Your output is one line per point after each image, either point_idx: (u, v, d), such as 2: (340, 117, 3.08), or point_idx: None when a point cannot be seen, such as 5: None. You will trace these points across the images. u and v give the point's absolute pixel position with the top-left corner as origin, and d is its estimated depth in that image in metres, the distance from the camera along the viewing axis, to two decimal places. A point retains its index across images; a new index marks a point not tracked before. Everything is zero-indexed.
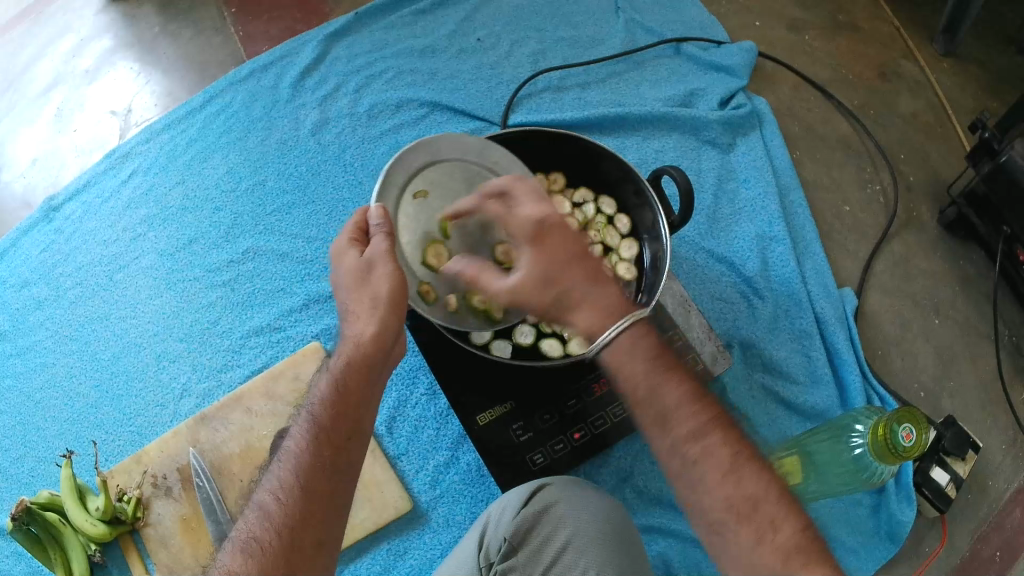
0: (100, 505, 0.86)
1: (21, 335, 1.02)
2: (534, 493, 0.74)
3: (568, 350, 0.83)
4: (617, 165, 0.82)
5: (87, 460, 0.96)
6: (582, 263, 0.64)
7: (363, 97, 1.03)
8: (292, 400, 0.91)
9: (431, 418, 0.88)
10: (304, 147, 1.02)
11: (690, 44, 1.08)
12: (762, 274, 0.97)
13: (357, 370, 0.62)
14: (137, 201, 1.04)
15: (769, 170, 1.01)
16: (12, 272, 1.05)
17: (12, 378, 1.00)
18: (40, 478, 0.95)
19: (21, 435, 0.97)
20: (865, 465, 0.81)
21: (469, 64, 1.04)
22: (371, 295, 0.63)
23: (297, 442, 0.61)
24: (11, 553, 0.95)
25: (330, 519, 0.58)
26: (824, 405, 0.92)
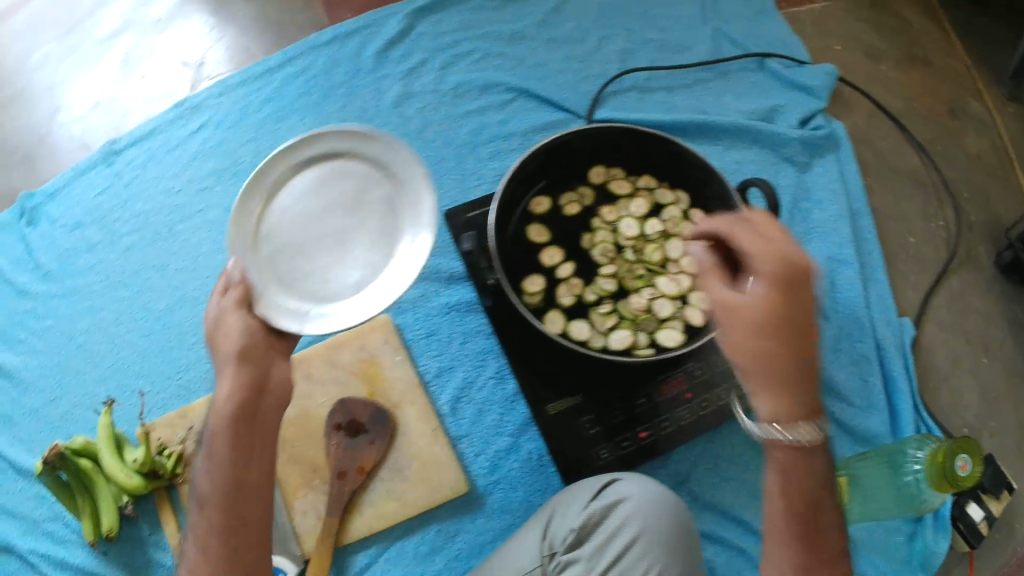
0: (138, 456, 0.87)
1: (70, 276, 1.05)
2: (601, 489, 0.78)
3: (656, 342, 0.83)
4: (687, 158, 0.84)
5: (128, 409, 0.97)
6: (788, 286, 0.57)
7: (449, 76, 0.99)
8: (356, 370, 0.88)
9: (497, 403, 0.87)
10: (386, 119, 0.97)
11: (774, 60, 1.06)
12: (828, 296, 0.99)
13: (229, 427, 0.60)
14: (204, 153, 1.02)
15: (842, 195, 1.02)
16: (65, 213, 1.08)
17: (55, 319, 1.04)
18: (72, 423, 1.00)
19: (59, 377, 1.02)
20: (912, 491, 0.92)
21: (557, 55, 1.01)
22: (231, 350, 0.61)
23: (196, 512, 0.61)
24: (33, 497, 1.04)
25: (252, 571, 0.59)
26: (876, 429, 0.96)
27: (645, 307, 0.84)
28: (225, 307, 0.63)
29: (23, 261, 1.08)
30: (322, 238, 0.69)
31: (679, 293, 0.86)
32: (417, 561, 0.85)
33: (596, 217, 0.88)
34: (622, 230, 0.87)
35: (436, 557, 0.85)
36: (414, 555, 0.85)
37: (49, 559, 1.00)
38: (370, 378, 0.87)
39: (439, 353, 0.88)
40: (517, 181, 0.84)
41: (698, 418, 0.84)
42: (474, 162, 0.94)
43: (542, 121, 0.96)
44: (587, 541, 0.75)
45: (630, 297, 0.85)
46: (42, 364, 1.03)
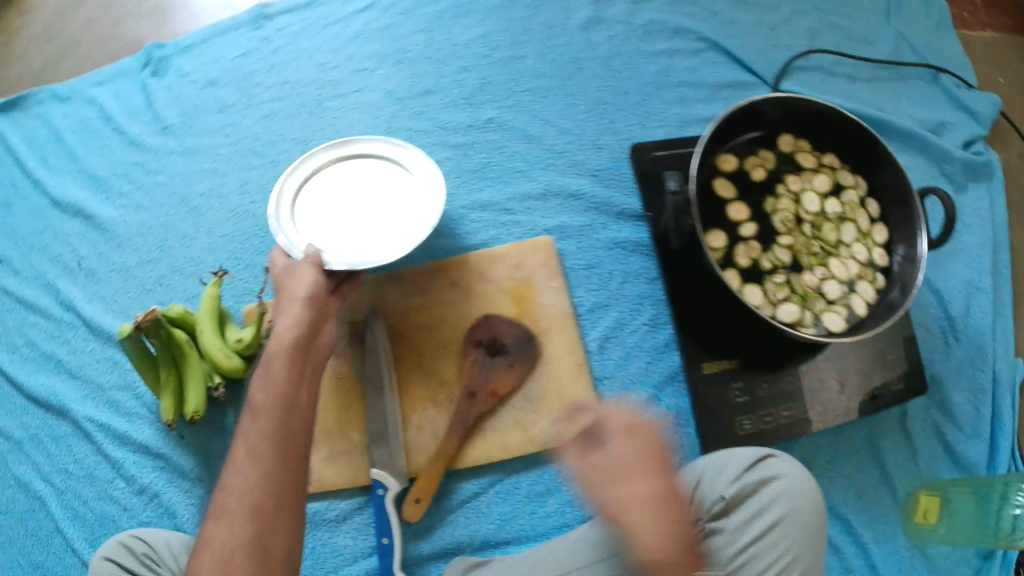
0: (247, 338, 0.86)
1: (192, 134, 0.98)
2: (756, 462, 0.76)
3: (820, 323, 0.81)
4: (881, 149, 0.82)
5: (237, 285, 0.92)
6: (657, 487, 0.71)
7: (640, 12, 0.95)
8: (506, 288, 0.85)
9: (645, 350, 0.84)
10: (571, 39, 0.93)
11: (948, 77, 1.05)
12: (963, 318, 0.99)
13: (286, 351, 0.66)
14: (367, 34, 0.96)
15: (990, 224, 1.02)
16: (197, 67, 1.01)
17: (168, 176, 0.98)
18: (168, 288, 0.95)
19: (161, 239, 0.96)
20: (988, 522, 0.93)
21: (749, 19, 0.98)
22: (296, 296, 0.70)
23: (245, 427, 0.63)
24: (105, 359, 0.96)
25: (294, 477, 0.62)
26: (977, 459, 0.96)
27: (815, 285, 0.83)
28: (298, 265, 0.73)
29: (140, 111, 1.01)
30: (343, 203, 0.82)
31: (848, 280, 0.83)
32: (529, 500, 0.83)
33: (780, 183, 0.86)
34: (804, 203, 0.86)
35: (550, 497, 0.83)
36: (528, 492, 0.83)
37: (110, 428, 0.93)
38: (518, 299, 0.85)
39: (597, 286, 0.86)
40: (721, 130, 0.82)
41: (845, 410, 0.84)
42: (657, 104, 0.91)
43: (730, 79, 0.93)
44: (732, 513, 0.75)
45: (801, 272, 0.84)
46: (144, 221, 0.97)
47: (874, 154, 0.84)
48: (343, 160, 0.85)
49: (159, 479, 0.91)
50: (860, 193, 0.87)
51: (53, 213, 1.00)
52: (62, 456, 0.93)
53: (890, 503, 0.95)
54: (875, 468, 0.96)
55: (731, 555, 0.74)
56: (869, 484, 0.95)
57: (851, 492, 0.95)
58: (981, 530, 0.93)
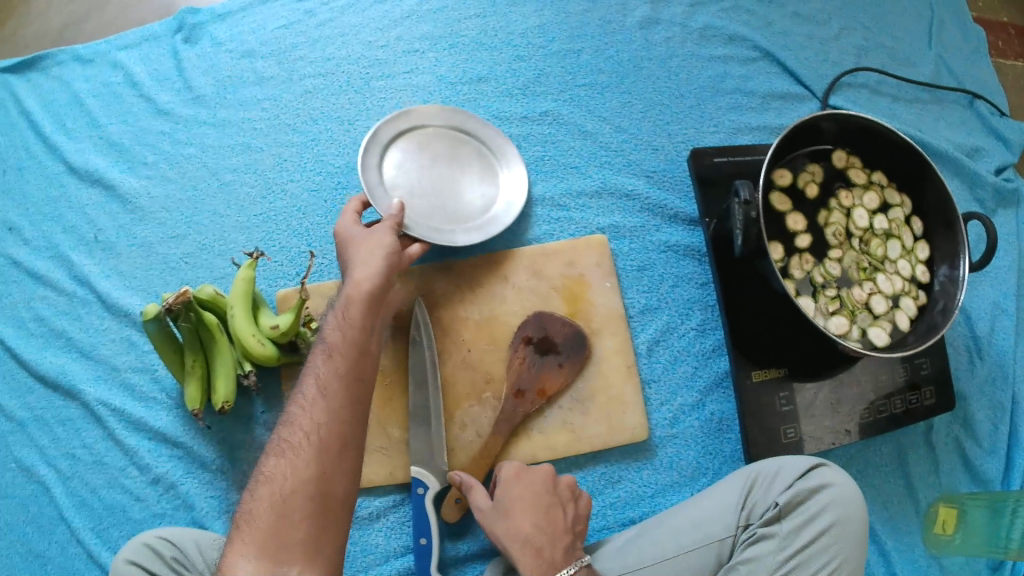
0: (284, 325, 0.80)
1: (225, 106, 0.93)
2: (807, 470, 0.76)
3: (866, 337, 0.82)
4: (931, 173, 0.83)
5: (270, 269, 0.87)
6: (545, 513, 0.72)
7: (698, 15, 0.95)
8: (557, 287, 0.82)
9: (693, 355, 0.83)
10: (629, 36, 0.92)
11: (982, 103, 1.08)
12: (988, 337, 1.01)
13: (363, 303, 0.66)
14: (420, 15, 0.93)
15: (1018, 249, 1.04)
16: (233, 37, 0.96)
17: (198, 148, 0.92)
18: (195, 267, 0.89)
19: (187, 214, 0.91)
20: (999, 531, 0.95)
21: (801, 31, 0.98)
22: (377, 250, 0.70)
23: (314, 369, 0.63)
24: (121, 339, 0.90)
25: (359, 425, 0.61)
26: (995, 475, 0.98)
27: (864, 300, 0.83)
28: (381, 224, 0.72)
29: (168, 78, 0.96)
30: (432, 179, 0.81)
31: (892, 295, 0.84)
32: None
33: (833, 197, 0.86)
34: (854, 217, 0.85)
35: (592, 500, 0.81)
36: None
37: (123, 413, 0.88)
38: (572, 298, 0.82)
39: (647, 289, 0.83)
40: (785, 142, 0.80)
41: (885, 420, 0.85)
42: (714, 109, 0.89)
43: (783, 90, 0.93)
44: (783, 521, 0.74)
45: (850, 287, 0.84)
46: (170, 194, 0.92)
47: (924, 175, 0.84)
48: (446, 128, 0.83)
49: (177, 469, 0.86)
50: (906, 211, 0.88)
51: (70, 180, 0.94)
52: (71, 440, 0.87)
53: (913, 515, 0.96)
54: (902, 482, 0.97)
55: (779, 561, 0.73)
56: (894, 495, 0.97)
57: (877, 503, 0.96)
58: (991, 539, 0.95)
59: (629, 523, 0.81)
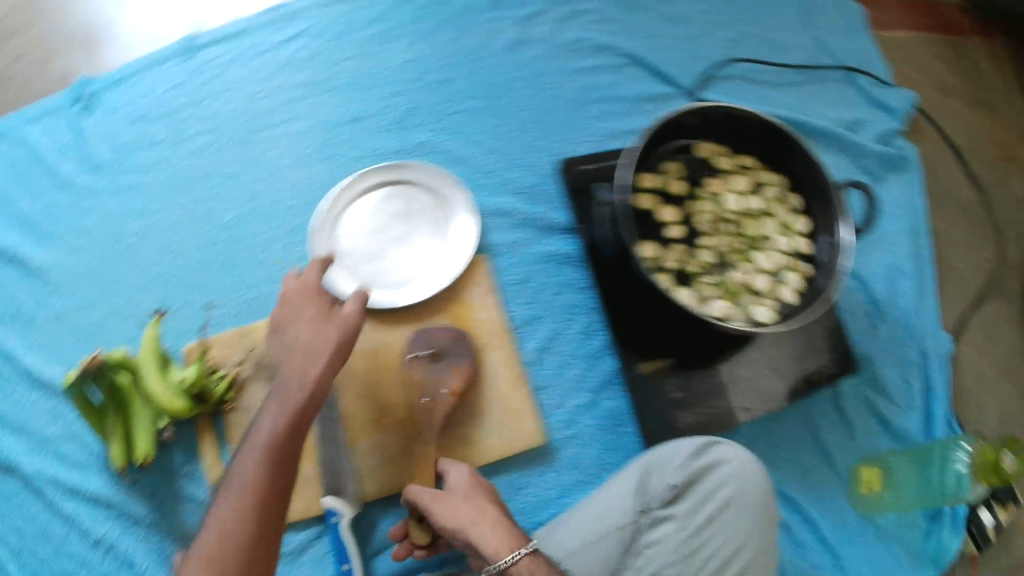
0: (186, 377, 0.83)
1: (122, 171, 0.96)
2: (702, 448, 0.77)
3: (751, 316, 0.85)
4: (800, 149, 0.84)
5: (176, 324, 0.91)
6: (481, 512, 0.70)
7: (566, 30, 0.97)
8: (443, 309, 0.86)
9: (581, 357, 0.87)
10: (499, 60, 0.94)
11: (864, 77, 1.10)
12: (888, 300, 1.04)
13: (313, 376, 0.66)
14: (295, 64, 0.96)
15: (909, 212, 1.07)
16: (128, 103, 0.98)
17: (100, 215, 0.95)
18: (109, 331, 0.92)
19: (96, 281, 0.93)
20: (932, 484, 0.98)
21: (671, 31, 1.01)
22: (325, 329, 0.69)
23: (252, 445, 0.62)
24: (48, 411, 0.92)
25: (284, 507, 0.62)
26: (914, 431, 1.00)
27: (744, 281, 0.87)
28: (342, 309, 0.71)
29: (71, 149, 0.98)
30: (383, 236, 0.88)
31: (773, 269, 0.88)
32: None
33: (700, 186, 0.89)
34: (725, 203, 0.89)
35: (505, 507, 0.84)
36: None
37: (57, 482, 0.90)
38: (457, 318, 0.86)
39: (529, 300, 0.87)
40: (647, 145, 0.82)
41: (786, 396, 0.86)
42: (581, 118, 0.93)
43: (650, 93, 0.96)
44: (682, 500, 0.76)
45: (728, 270, 0.88)
46: (79, 262, 0.94)
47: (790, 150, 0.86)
48: (399, 189, 0.89)
49: (115, 528, 0.89)
50: (779, 186, 0.90)
51: None
52: (10, 515, 0.89)
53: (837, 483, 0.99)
54: (816, 451, 1.00)
55: (682, 541, 0.75)
56: (812, 464, 0.99)
57: (795, 474, 0.98)
58: (925, 492, 0.99)
59: (540, 525, 0.83)
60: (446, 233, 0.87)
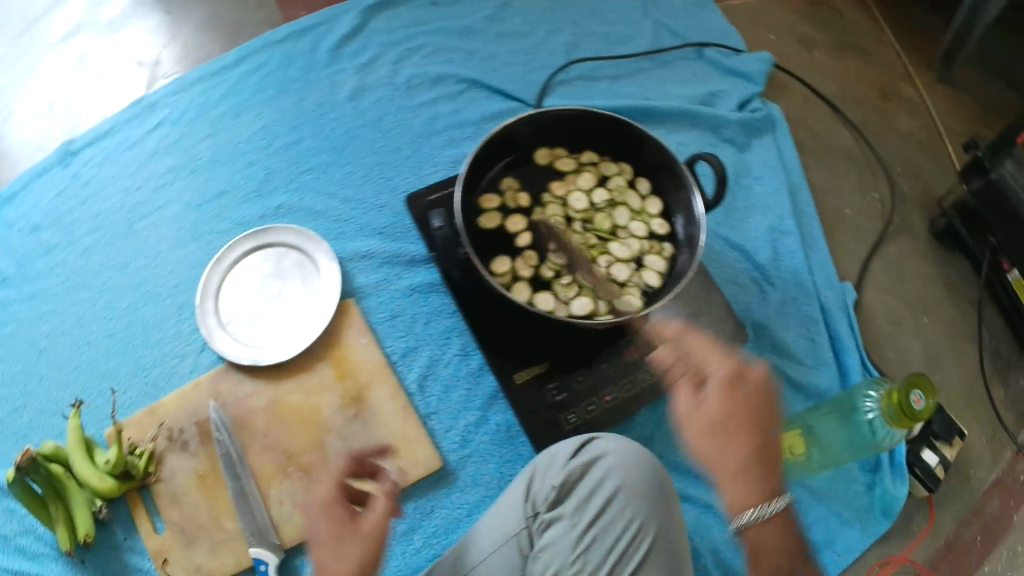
0: (112, 459, 0.89)
1: (25, 281, 1.03)
2: (582, 446, 0.75)
3: (615, 307, 0.84)
4: (631, 129, 0.85)
5: (96, 412, 0.97)
6: (750, 433, 0.69)
7: (402, 69, 1.06)
8: (320, 354, 0.91)
9: (463, 377, 0.90)
10: (342, 111, 1.03)
11: (712, 49, 1.13)
12: (773, 263, 1.03)
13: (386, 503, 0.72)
14: (164, 151, 1.05)
15: (781, 170, 1.08)
16: (21, 216, 1.05)
17: (15, 324, 1.01)
18: (41, 429, 0.98)
19: (22, 386, 0.99)
20: (863, 431, 0.90)
21: (506, 48, 1.08)
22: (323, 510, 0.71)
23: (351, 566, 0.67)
24: (3, 510, 0.98)
25: None
26: (828, 385, 0.96)
27: (605, 274, 0.87)
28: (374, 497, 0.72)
29: None
30: (258, 298, 0.94)
31: (631, 257, 0.88)
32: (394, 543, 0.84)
33: (546, 193, 0.90)
34: (572, 203, 0.90)
35: (414, 535, 0.85)
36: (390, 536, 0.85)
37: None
38: (337, 361, 0.90)
39: (403, 333, 0.92)
40: (481, 160, 0.83)
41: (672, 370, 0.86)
42: (428, 150, 1.01)
43: (493, 111, 1.03)
44: (568, 500, 0.72)
45: (589, 267, 0.87)
46: (6, 371, 0.99)
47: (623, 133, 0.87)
48: (267, 251, 0.96)
49: None
50: (627, 175, 0.92)
51: None
52: None
53: None
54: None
55: (576, 539, 0.71)
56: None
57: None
58: (857, 441, 0.91)
59: (454, 544, 0.85)
60: (316, 282, 0.94)
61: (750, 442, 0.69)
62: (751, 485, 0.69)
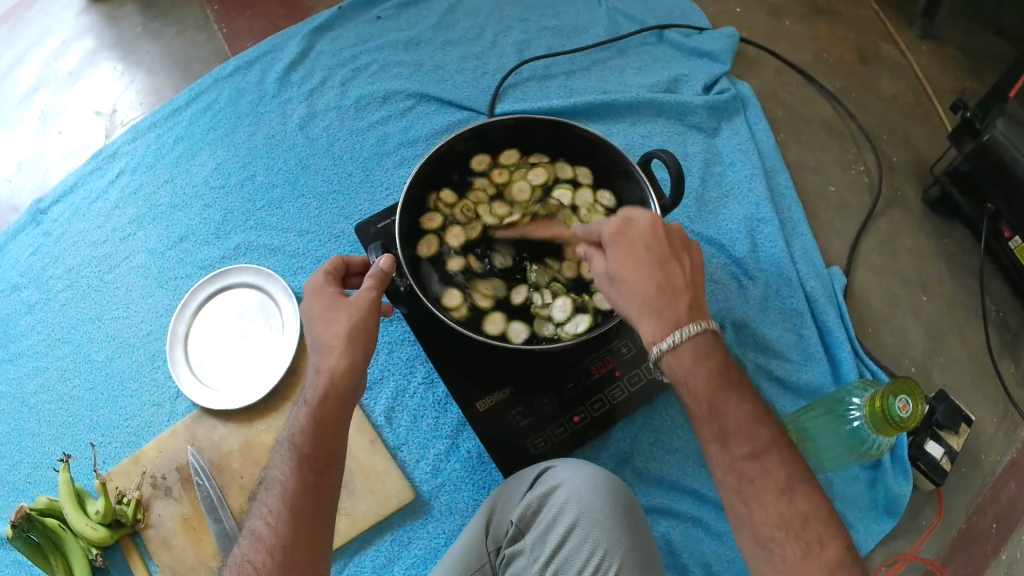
0: (100, 508, 0.84)
1: (13, 340, 1.01)
2: (539, 477, 0.75)
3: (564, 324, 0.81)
4: (578, 129, 0.80)
5: (85, 463, 0.94)
6: (661, 266, 0.63)
7: (350, 90, 1.06)
8: (290, 393, 0.92)
9: (430, 406, 0.90)
10: (292, 141, 1.04)
11: (673, 31, 1.11)
12: (751, 254, 0.98)
13: (334, 402, 0.65)
14: (125, 200, 1.04)
15: (755, 153, 1.03)
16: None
17: (6, 384, 0.99)
18: (37, 485, 0.94)
19: (16, 440, 0.96)
20: (864, 437, 0.80)
21: (454, 55, 1.09)
22: (347, 313, 0.68)
23: (282, 469, 0.63)
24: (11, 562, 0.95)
25: (320, 505, 0.62)
26: (818, 381, 0.91)
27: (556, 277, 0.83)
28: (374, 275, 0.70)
29: None
30: (225, 339, 0.94)
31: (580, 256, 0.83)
32: None
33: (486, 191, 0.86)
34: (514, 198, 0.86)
35: (394, 566, 0.84)
36: (371, 568, 0.84)
37: None
38: None
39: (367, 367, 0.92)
40: (419, 183, 0.80)
41: (646, 382, 0.86)
42: (382, 172, 1.02)
43: (446, 123, 1.04)
44: (528, 533, 0.73)
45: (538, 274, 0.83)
46: None
47: (567, 135, 0.82)
48: (229, 293, 0.96)
49: None
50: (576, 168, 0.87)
51: None
52: None
53: None
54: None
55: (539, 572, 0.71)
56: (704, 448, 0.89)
57: (687, 462, 0.89)
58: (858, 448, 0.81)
59: None
60: (281, 322, 0.94)
61: (655, 275, 0.62)
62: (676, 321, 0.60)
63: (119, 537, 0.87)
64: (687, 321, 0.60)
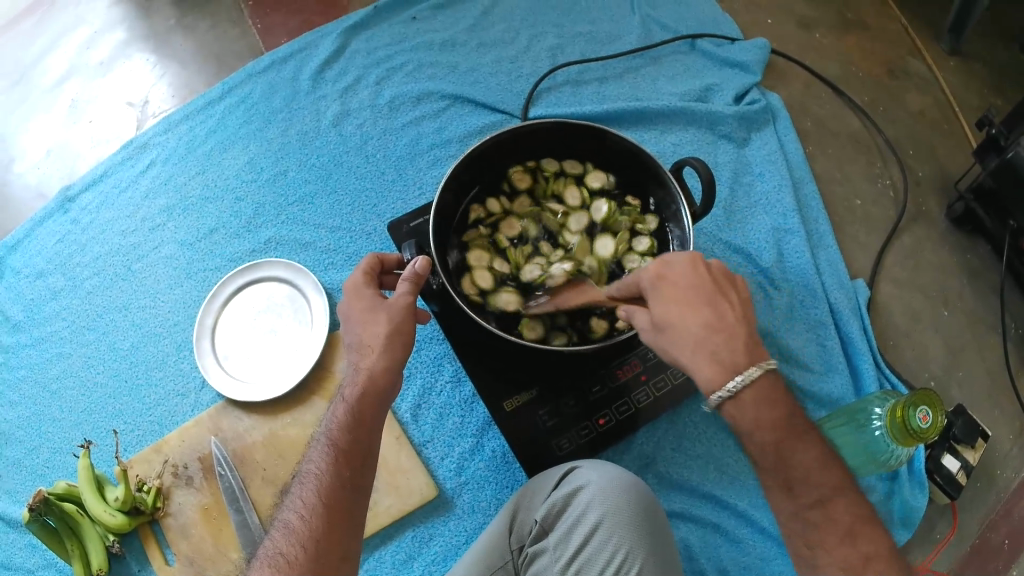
0: (119, 495, 0.85)
1: (36, 325, 1.01)
2: (563, 477, 0.75)
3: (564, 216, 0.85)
4: (613, 141, 0.79)
5: (105, 450, 0.94)
6: (709, 305, 0.61)
7: (384, 89, 1.07)
8: (315, 388, 0.92)
9: (456, 406, 0.91)
10: (325, 138, 1.05)
11: (705, 40, 1.12)
12: (777, 265, 0.98)
13: (371, 399, 0.65)
14: (154, 191, 1.05)
15: (783, 164, 1.04)
16: (27, 263, 1.04)
17: (28, 368, 0.99)
18: (57, 470, 0.93)
19: (37, 426, 0.96)
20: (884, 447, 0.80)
21: (488, 57, 1.09)
22: (384, 310, 0.69)
23: (317, 463, 0.63)
24: None
25: (353, 503, 0.62)
26: (840, 392, 0.91)
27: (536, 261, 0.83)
28: (408, 277, 0.69)
29: None
30: (253, 332, 0.94)
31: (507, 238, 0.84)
32: (395, 571, 0.84)
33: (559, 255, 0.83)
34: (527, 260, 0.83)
35: (414, 562, 0.84)
36: (392, 563, 0.84)
37: None
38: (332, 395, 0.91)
39: None
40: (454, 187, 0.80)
41: (673, 387, 0.86)
42: (415, 171, 1.03)
43: (478, 124, 1.04)
44: (551, 532, 0.73)
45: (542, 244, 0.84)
46: (20, 414, 0.97)
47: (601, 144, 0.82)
48: (258, 286, 0.97)
49: None
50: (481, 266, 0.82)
51: None
52: None
53: None
54: (729, 438, 0.90)
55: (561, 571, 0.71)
56: (726, 457, 0.90)
57: (708, 468, 0.89)
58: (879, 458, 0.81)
59: None
60: (310, 317, 0.95)
61: (704, 314, 0.61)
62: (724, 357, 0.60)
63: (136, 523, 0.87)
64: (744, 367, 0.59)
